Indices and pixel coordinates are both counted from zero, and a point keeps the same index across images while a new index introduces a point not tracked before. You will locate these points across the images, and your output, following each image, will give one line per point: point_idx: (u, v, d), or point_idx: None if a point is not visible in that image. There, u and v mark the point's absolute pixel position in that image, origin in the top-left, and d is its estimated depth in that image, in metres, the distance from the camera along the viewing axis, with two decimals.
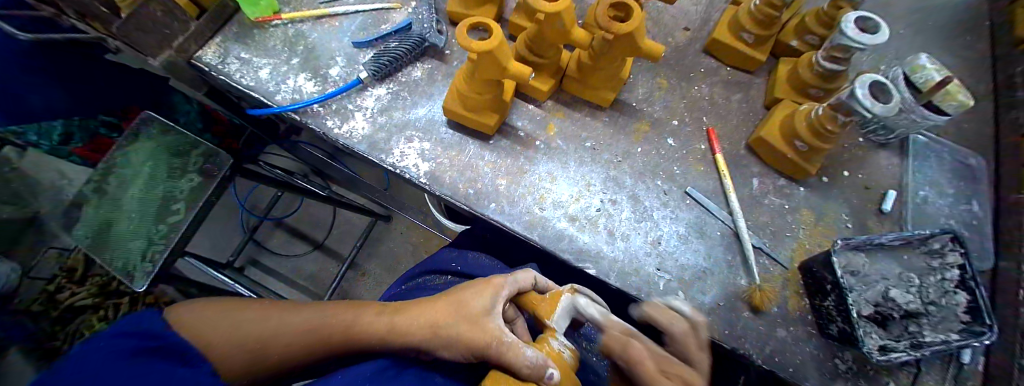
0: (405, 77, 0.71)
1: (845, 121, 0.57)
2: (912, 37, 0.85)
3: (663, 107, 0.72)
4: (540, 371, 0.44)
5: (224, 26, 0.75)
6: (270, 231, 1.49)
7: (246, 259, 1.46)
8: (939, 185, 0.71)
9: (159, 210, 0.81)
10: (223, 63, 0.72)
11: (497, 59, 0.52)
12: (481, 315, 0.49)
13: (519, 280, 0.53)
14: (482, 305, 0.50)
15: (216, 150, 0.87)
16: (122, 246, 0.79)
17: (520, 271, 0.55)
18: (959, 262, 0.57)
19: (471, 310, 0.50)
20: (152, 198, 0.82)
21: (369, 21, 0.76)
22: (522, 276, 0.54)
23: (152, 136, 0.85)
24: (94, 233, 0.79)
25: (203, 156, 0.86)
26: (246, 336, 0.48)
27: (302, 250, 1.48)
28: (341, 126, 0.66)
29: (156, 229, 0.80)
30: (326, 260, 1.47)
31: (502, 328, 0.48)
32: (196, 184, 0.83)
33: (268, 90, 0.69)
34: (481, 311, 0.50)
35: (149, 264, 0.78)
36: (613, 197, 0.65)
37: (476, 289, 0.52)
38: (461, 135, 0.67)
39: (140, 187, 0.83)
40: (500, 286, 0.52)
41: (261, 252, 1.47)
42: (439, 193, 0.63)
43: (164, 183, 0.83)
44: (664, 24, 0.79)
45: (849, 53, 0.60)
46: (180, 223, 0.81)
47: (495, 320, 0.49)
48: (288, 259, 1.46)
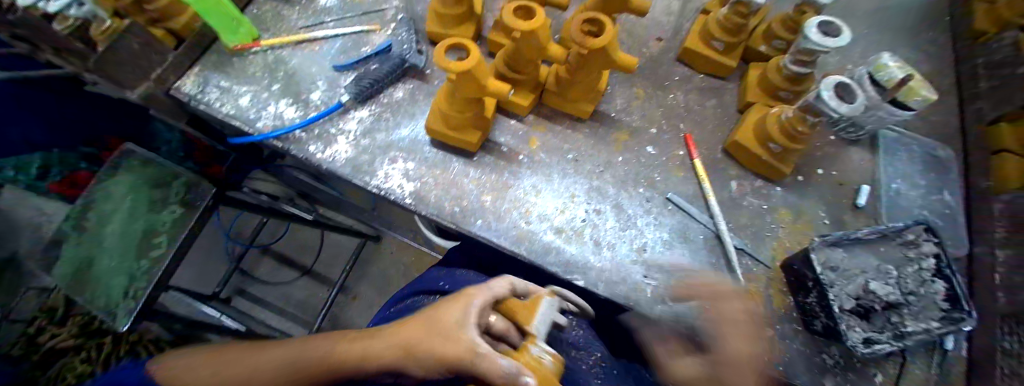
0: (386, 99, 0.71)
1: (816, 122, 0.58)
2: (874, 36, 0.89)
3: (641, 117, 0.73)
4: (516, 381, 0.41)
5: (203, 55, 0.75)
6: (257, 259, 1.46)
7: (233, 289, 1.44)
8: (911, 178, 0.74)
9: (142, 243, 0.80)
10: (201, 93, 0.72)
11: (477, 77, 0.53)
12: (456, 328, 0.45)
13: (494, 288, 0.51)
14: (455, 318, 0.46)
15: (199, 179, 0.85)
16: (104, 284, 0.77)
17: (495, 280, 0.53)
18: (934, 251, 0.59)
19: (443, 323, 0.46)
20: (132, 234, 0.80)
21: (349, 44, 0.77)
22: (496, 284, 0.52)
23: (132, 167, 0.85)
24: (73, 273, 0.77)
25: (183, 187, 0.85)
26: (213, 380, 0.44)
27: (290, 277, 1.46)
28: (324, 151, 0.66)
29: (138, 265, 0.79)
30: (316, 285, 1.45)
31: (477, 339, 0.45)
32: (178, 215, 0.82)
33: (249, 118, 0.69)
34: (454, 324, 0.46)
35: (131, 301, 0.76)
36: (597, 207, 0.66)
37: (452, 302, 0.48)
38: (445, 153, 0.68)
39: (122, 220, 0.81)
40: (473, 296, 0.48)
41: (249, 281, 1.44)
42: (425, 213, 0.63)
43: (144, 216, 0.82)
44: (638, 35, 0.81)
45: (815, 56, 0.63)
46: (161, 258, 0.79)
47: (470, 332, 0.45)
48: (276, 286, 1.44)
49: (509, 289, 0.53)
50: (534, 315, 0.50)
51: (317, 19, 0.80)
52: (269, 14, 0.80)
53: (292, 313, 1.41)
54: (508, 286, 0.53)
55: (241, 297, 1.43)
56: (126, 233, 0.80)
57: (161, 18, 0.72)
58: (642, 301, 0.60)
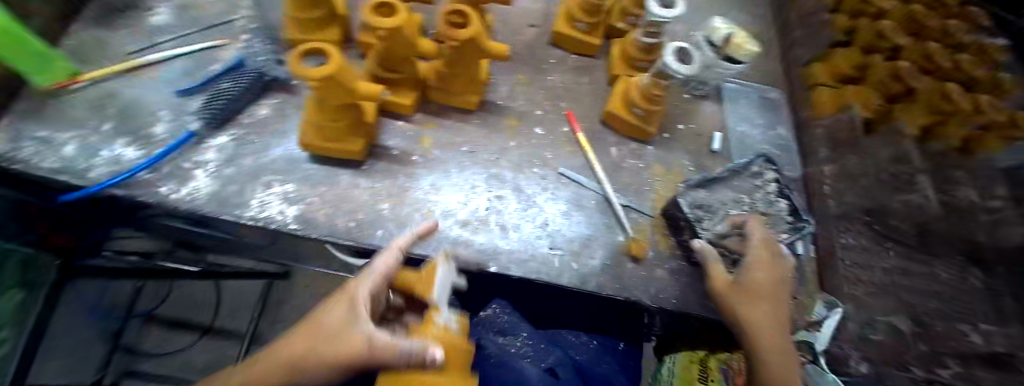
0: (249, 119, 0.66)
1: (667, 85, 0.68)
2: (710, 6, 1.04)
3: (526, 101, 0.77)
4: (415, 352, 0.38)
5: (9, 106, 0.62)
6: (144, 328, 1.27)
7: (117, 371, 1.21)
8: (752, 119, 0.88)
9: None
10: (12, 149, 0.58)
11: (343, 83, 0.51)
12: (344, 327, 0.43)
13: (381, 271, 0.49)
14: (341, 318, 0.44)
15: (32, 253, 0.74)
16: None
17: (380, 258, 0.50)
18: (774, 177, 0.71)
19: (329, 327, 0.43)
20: None
21: (194, 64, 0.70)
22: (384, 262, 0.50)
23: None
24: None
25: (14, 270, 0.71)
26: None
27: (187, 341, 1.27)
28: (180, 190, 0.59)
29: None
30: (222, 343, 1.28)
31: (370, 331, 0.42)
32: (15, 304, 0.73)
33: (78, 169, 0.58)
34: (342, 325, 0.43)
35: None
36: (498, 193, 0.68)
37: (332, 304, 0.46)
38: (328, 168, 0.65)
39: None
40: (356, 293, 0.46)
41: (135, 356, 1.23)
42: (317, 236, 0.59)
43: None
44: (510, 24, 0.85)
45: (659, 28, 0.72)
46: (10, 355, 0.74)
47: (361, 328, 0.42)
48: (172, 355, 1.25)
49: (398, 256, 0.51)
50: (432, 282, 0.48)
51: (149, 41, 0.71)
52: (88, 42, 0.69)
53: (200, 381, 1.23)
54: (398, 257, 0.51)
55: (130, 377, 1.21)
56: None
57: None
58: (553, 273, 0.63)
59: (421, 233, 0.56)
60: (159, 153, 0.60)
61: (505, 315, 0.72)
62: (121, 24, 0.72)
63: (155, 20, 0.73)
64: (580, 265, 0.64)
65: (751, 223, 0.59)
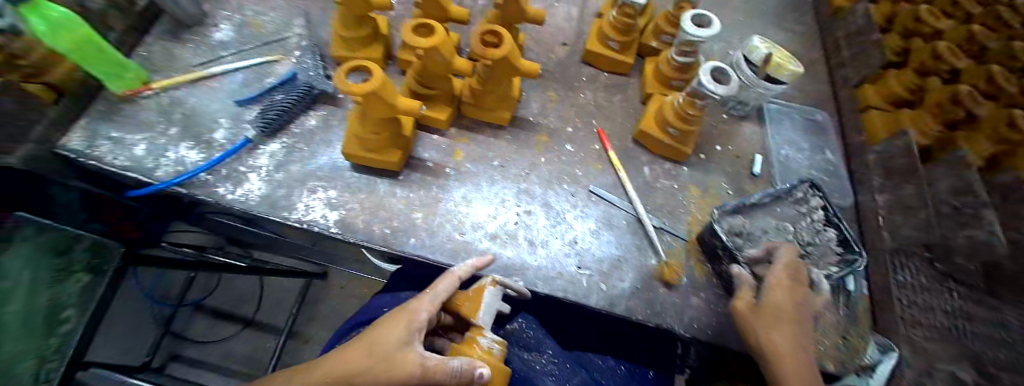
0: (298, 129, 0.70)
1: (703, 104, 0.65)
2: (751, 24, 1.01)
3: (557, 117, 0.77)
4: (471, 372, 0.46)
5: (87, 109, 0.69)
6: (188, 317, 1.36)
7: (166, 355, 1.31)
8: (798, 143, 0.84)
9: (46, 320, 0.72)
10: (91, 147, 0.65)
11: (384, 97, 0.53)
12: (400, 347, 0.47)
13: (439, 293, 0.52)
14: (399, 338, 0.48)
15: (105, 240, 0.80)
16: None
17: (439, 282, 0.53)
18: (820, 203, 0.68)
19: (386, 347, 0.47)
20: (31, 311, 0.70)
21: (252, 77, 0.75)
22: (442, 286, 0.52)
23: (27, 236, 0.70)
24: None
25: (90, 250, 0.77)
26: None
27: (230, 332, 1.35)
28: (235, 191, 0.63)
29: (45, 344, 0.72)
30: (261, 335, 1.36)
31: (424, 354, 0.47)
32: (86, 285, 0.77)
33: (146, 167, 0.64)
34: (398, 344, 0.47)
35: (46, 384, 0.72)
36: (528, 208, 0.68)
37: (390, 323, 0.49)
38: (368, 176, 0.67)
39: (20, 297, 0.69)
40: (416, 315, 0.49)
41: (181, 343, 1.33)
42: (352, 240, 0.61)
43: (47, 289, 0.72)
44: (543, 42, 0.85)
45: (695, 47, 0.70)
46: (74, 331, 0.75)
47: (415, 350, 0.47)
48: (215, 343, 1.34)
49: (457, 283, 0.54)
50: (479, 307, 0.52)
51: (212, 54, 0.77)
52: (159, 54, 0.76)
53: (238, 370, 1.31)
54: (456, 281, 0.54)
55: (177, 361, 1.30)
56: (28, 311, 0.70)
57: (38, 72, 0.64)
58: (581, 292, 0.62)
59: (480, 266, 0.57)
60: (220, 155, 0.65)
61: (531, 331, 0.70)
62: (189, 38, 0.78)
63: (220, 35, 0.80)
64: (608, 287, 0.63)
65: (782, 251, 0.59)
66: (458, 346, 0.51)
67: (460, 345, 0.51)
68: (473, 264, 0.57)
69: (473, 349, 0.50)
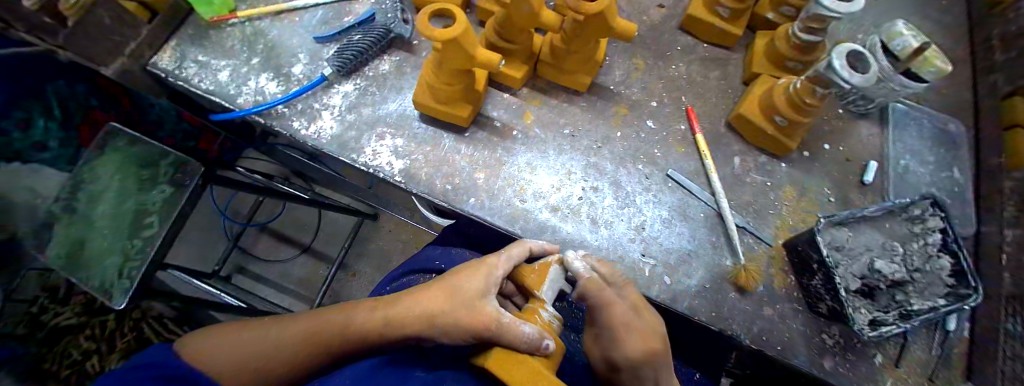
0: (372, 72, 0.68)
1: (825, 94, 0.56)
2: (886, 5, 0.85)
3: (641, 89, 0.70)
4: (538, 343, 0.42)
5: (177, 31, 0.73)
6: (254, 238, 1.48)
7: (232, 268, 1.45)
8: (920, 154, 0.73)
9: (133, 223, 0.79)
10: (180, 68, 0.69)
11: (462, 46, 0.49)
12: (477, 297, 0.48)
13: (512, 257, 0.52)
14: (476, 288, 0.49)
15: (187, 157, 0.83)
16: (98, 264, 0.76)
17: (513, 247, 0.53)
18: (940, 225, 0.59)
19: (465, 293, 0.48)
20: (124, 213, 0.79)
21: (331, 14, 0.73)
22: (515, 252, 0.52)
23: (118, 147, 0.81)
24: (66, 254, 0.75)
25: (173, 166, 0.82)
26: (248, 354, 0.48)
27: (289, 256, 1.47)
28: (309, 127, 0.64)
29: (131, 244, 0.78)
30: (315, 264, 1.47)
31: (498, 307, 0.46)
32: (168, 195, 0.80)
33: (229, 94, 0.66)
34: (476, 293, 0.48)
35: (127, 280, 0.75)
36: (595, 184, 0.63)
37: (469, 272, 0.50)
38: (433, 129, 0.65)
39: (111, 201, 0.79)
40: (494, 271, 0.50)
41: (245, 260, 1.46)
42: (414, 191, 0.61)
43: (135, 196, 0.80)
44: (638, 3, 0.76)
45: (825, 23, 0.59)
46: (155, 236, 0.78)
47: (491, 302, 0.47)
48: (276, 264, 1.46)
49: (526, 255, 0.53)
50: (545, 279, 0.50)
51: None
52: None
53: (292, 292, 1.44)
54: (527, 253, 0.53)
55: (241, 274, 1.45)
56: (118, 213, 0.79)
57: None
58: (640, 280, 0.58)
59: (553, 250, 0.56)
60: (297, 90, 0.65)
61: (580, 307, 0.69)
62: None
63: None
64: (672, 282, 0.59)
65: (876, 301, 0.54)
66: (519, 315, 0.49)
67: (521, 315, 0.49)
68: (546, 244, 0.55)
69: (535, 320, 0.47)
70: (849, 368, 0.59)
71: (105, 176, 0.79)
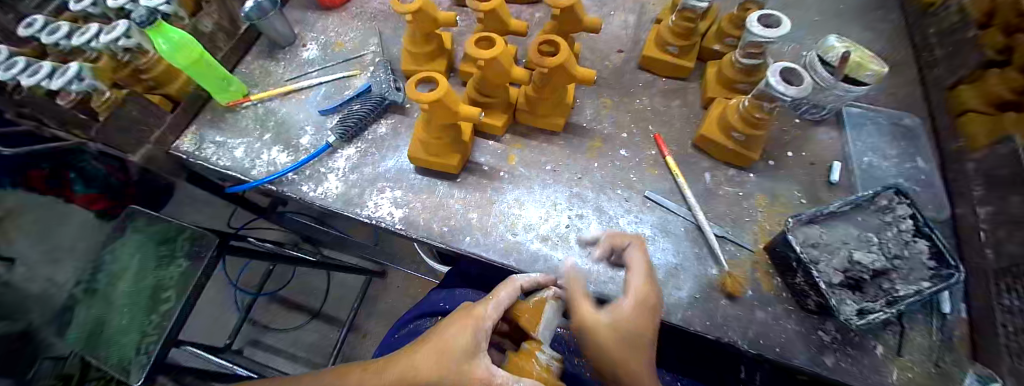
0: (371, 135, 0.76)
1: (771, 107, 0.63)
2: (824, 24, 0.95)
3: (612, 123, 0.78)
4: None
5: (197, 117, 0.83)
6: (266, 307, 1.53)
7: (245, 340, 1.49)
8: (882, 149, 0.78)
9: (151, 299, 0.87)
10: (200, 149, 0.78)
11: (446, 104, 0.57)
12: (467, 357, 0.48)
13: (501, 302, 0.53)
14: (465, 347, 0.49)
15: (202, 232, 0.95)
16: (117, 343, 0.82)
17: (502, 290, 0.54)
18: (909, 212, 0.63)
19: (454, 354, 0.49)
20: (143, 290, 0.88)
21: (333, 89, 0.82)
22: (504, 296, 0.53)
23: (139, 227, 0.96)
24: (84, 337, 0.83)
25: (189, 241, 0.94)
26: None
27: (300, 322, 1.51)
28: (316, 189, 0.71)
29: (149, 320, 0.84)
30: (326, 326, 1.49)
31: (490, 365, 0.48)
32: (184, 269, 0.91)
33: (244, 167, 0.75)
34: (465, 353, 0.49)
35: (145, 355, 0.80)
36: (580, 212, 0.69)
37: (455, 328, 0.50)
38: (429, 178, 0.72)
39: (131, 280, 0.89)
40: (481, 322, 0.51)
41: (259, 331, 1.50)
42: (415, 236, 0.66)
43: (153, 273, 0.91)
44: (599, 50, 0.87)
45: (762, 48, 0.68)
46: (171, 309, 0.86)
47: (482, 361, 0.48)
48: (287, 332, 1.49)
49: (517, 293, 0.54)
50: (539, 322, 0.54)
51: (301, 70, 0.85)
52: (257, 70, 0.86)
53: (304, 357, 1.45)
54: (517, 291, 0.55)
55: (253, 346, 1.47)
56: (135, 292, 0.88)
57: (159, 86, 0.79)
58: None
59: (544, 283, 0.58)
60: (305, 157, 0.74)
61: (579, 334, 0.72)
62: (282, 56, 0.88)
63: (307, 54, 0.87)
64: (664, 295, 0.63)
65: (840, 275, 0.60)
66: (516, 357, 0.52)
67: (518, 357, 0.52)
68: (536, 277, 0.58)
69: (532, 363, 0.51)
70: (852, 362, 0.60)
71: (126, 254, 0.92)
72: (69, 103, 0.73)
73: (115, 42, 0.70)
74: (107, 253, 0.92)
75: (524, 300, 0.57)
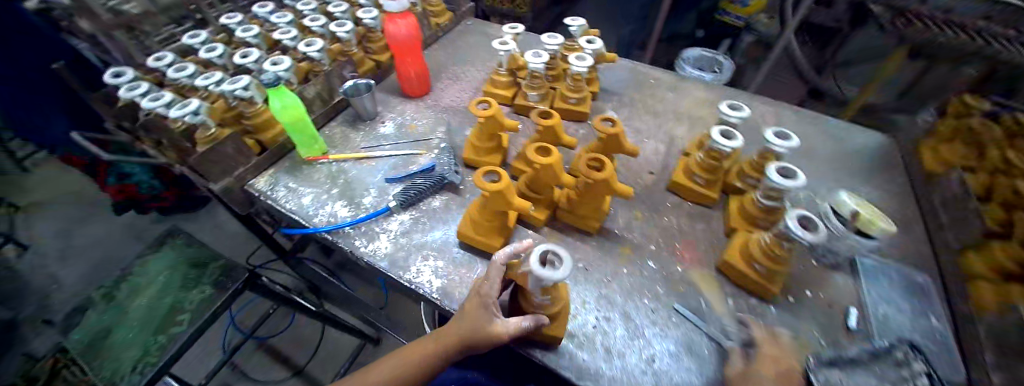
0: (425, 206, 0.85)
1: (790, 247, 0.71)
2: (833, 177, 1.07)
3: (641, 234, 0.85)
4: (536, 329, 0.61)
5: (277, 162, 0.94)
6: (250, 353, 1.51)
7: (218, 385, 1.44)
8: (894, 302, 0.83)
9: (165, 318, 0.95)
10: (272, 190, 0.87)
11: (506, 195, 0.68)
12: (487, 321, 0.61)
13: (494, 280, 0.62)
14: (483, 316, 0.61)
15: (233, 266, 1.03)
16: (118, 354, 0.91)
17: (492, 271, 0.62)
18: (924, 369, 0.66)
19: (476, 323, 0.61)
20: (160, 308, 0.97)
21: (400, 162, 0.94)
22: (494, 274, 0.62)
23: (174, 246, 1.08)
24: (91, 341, 0.93)
25: (219, 269, 1.02)
26: None
27: (280, 377, 1.46)
28: (367, 245, 0.78)
29: (155, 340, 0.92)
30: None
31: (506, 322, 0.61)
32: (206, 294, 0.98)
33: (308, 214, 0.83)
34: (484, 319, 0.61)
35: (138, 376, 0.87)
36: (607, 314, 0.73)
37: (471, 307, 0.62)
38: (470, 253, 0.78)
39: (151, 296, 1.00)
40: (486, 298, 0.62)
41: (236, 377, 1.46)
42: (449, 306, 0.70)
43: (177, 292, 0.99)
44: (633, 168, 0.99)
45: (779, 192, 0.79)
46: (178, 333, 0.93)
47: (499, 321, 0.61)
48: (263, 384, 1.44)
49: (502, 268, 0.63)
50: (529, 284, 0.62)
51: (376, 142, 0.99)
52: (338, 135, 1.01)
53: None
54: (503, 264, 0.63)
55: None
56: (153, 307, 0.98)
57: (257, 131, 0.92)
58: None
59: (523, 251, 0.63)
60: (364, 216, 0.82)
61: None
62: (362, 128, 1.03)
63: (384, 130, 1.02)
64: None
65: None
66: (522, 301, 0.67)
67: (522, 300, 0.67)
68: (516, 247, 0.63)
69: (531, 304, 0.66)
70: None
71: (155, 269, 1.04)
72: (177, 129, 0.83)
73: (235, 90, 0.87)
74: (139, 265, 1.05)
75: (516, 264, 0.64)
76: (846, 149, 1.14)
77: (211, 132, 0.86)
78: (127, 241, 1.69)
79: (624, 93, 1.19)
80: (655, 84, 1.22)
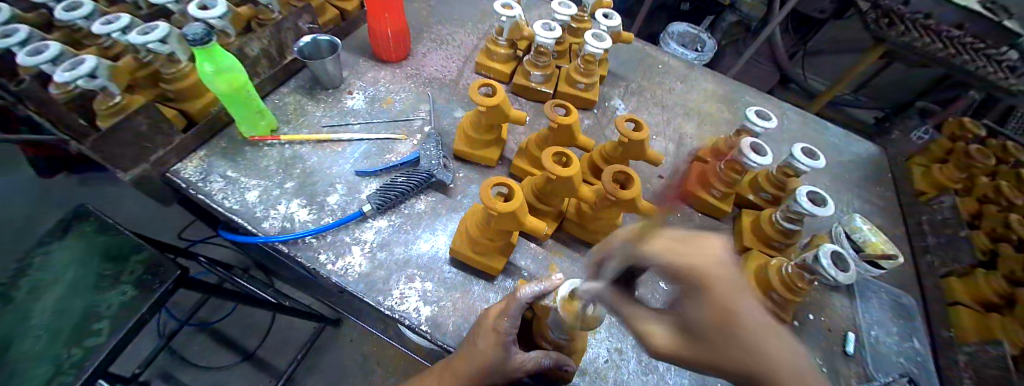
0: (408, 209, 0.70)
1: (811, 280, 0.66)
2: (834, 187, 1.02)
3: None
4: (558, 364, 0.52)
5: (209, 141, 0.73)
6: (189, 336, 1.32)
7: (154, 373, 1.26)
8: (886, 324, 0.80)
9: (79, 325, 0.73)
10: (205, 180, 0.68)
11: (518, 216, 0.55)
12: (504, 358, 0.51)
13: (513, 315, 0.51)
14: (496, 355, 0.51)
15: (160, 257, 0.81)
16: (18, 373, 0.69)
17: (511, 306, 0.51)
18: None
19: (490, 361, 0.51)
20: (72, 313, 0.75)
21: (374, 149, 0.76)
22: (513, 310, 0.51)
23: (82, 233, 0.85)
24: None
25: (143, 264, 0.80)
26: None
27: (227, 361, 1.30)
28: (336, 262, 0.62)
29: (65, 353, 0.71)
30: (255, 373, 1.29)
31: (527, 358, 0.52)
32: (128, 298, 0.76)
33: (254, 215, 0.65)
34: (502, 358, 0.51)
35: None
36: (619, 345, 0.65)
37: (485, 341, 0.52)
38: (464, 273, 0.66)
39: (57, 295, 0.78)
40: (504, 334, 0.51)
41: (175, 363, 1.28)
42: (441, 342, 0.58)
43: (91, 294, 0.77)
44: (642, 170, 0.89)
45: (802, 217, 0.72)
46: (96, 347, 0.71)
47: (519, 357, 0.52)
48: (207, 372, 1.27)
49: (521, 307, 0.51)
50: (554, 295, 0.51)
51: (342, 120, 0.80)
52: (291, 108, 0.80)
53: None
54: (522, 306, 0.51)
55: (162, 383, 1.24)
56: (62, 311, 0.75)
57: (182, 100, 0.71)
58: None
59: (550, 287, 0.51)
60: (331, 222, 0.66)
61: None
62: (323, 99, 0.83)
63: (352, 103, 0.83)
64: None
65: None
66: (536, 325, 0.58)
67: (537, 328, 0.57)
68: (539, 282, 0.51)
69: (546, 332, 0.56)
70: None
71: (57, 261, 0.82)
72: (62, 95, 0.61)
73: (148, 44, 0.64)
74: (39, 256, 0.82)
75: (537, 299, 0.53)
76: (846, 155, 1.09)
77: (115, 100, 0.63)
78: (14, 206, 1.37)
79: (632, 78, 1.06)
80: (663, 70, 1.10)
